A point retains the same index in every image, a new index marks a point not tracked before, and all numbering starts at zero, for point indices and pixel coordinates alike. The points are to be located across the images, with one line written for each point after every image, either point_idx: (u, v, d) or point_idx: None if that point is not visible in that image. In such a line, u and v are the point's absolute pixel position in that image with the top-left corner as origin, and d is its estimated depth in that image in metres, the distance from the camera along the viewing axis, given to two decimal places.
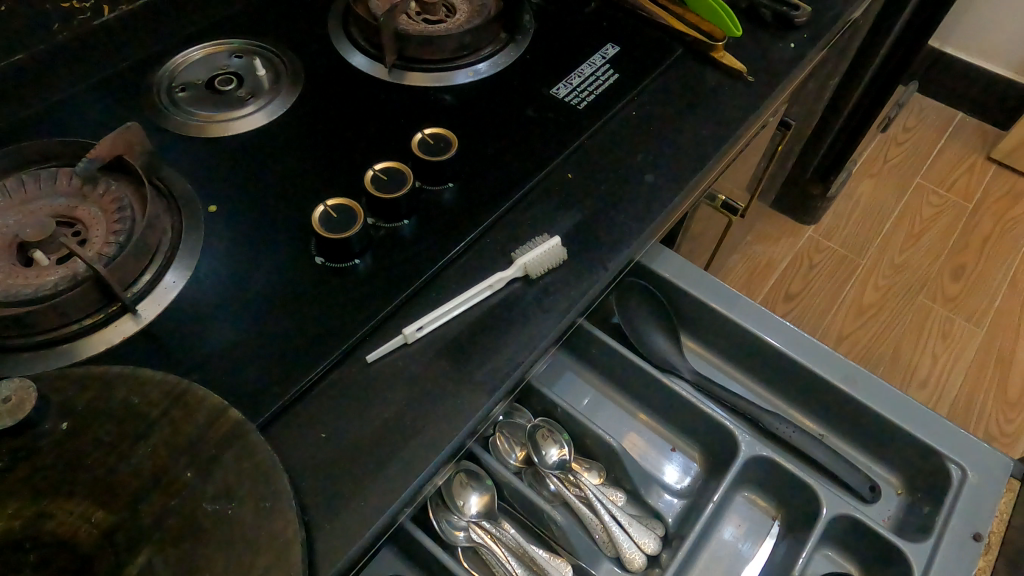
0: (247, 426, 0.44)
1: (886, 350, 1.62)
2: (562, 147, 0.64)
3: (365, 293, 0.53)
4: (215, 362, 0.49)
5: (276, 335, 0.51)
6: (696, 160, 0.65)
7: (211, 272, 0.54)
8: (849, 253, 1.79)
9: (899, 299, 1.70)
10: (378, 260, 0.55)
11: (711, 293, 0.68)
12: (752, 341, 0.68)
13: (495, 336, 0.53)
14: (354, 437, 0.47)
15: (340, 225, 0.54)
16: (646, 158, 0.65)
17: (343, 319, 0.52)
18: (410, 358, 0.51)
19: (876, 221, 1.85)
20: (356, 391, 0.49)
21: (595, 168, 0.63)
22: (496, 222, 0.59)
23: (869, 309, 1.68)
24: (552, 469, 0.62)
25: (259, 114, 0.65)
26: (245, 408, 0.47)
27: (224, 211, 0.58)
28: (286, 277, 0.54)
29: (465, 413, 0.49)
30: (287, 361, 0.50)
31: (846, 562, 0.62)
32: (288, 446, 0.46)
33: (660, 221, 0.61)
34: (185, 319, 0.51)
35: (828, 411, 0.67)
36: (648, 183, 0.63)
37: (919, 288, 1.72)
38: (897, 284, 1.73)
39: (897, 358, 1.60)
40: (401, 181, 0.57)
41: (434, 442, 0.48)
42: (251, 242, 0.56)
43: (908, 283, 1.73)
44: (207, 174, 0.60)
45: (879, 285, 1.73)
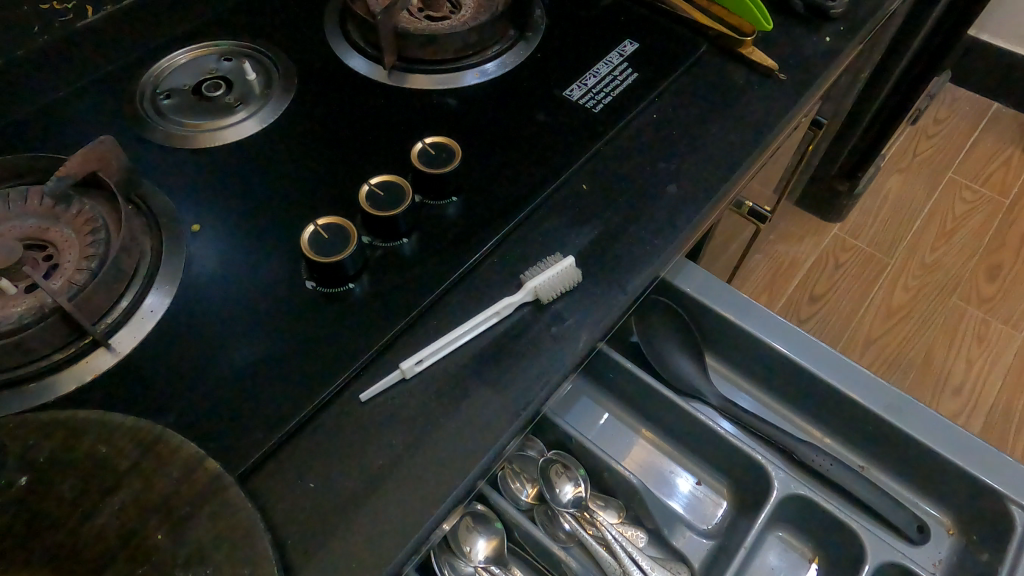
0: (225, 478, 0.39)
1: (918, 354, 1.54)
2: (576, 155, 0.59)
3: (360, 322, 0.49)
4: (194, 401, 0.45)
5: (262, 370, 0.46)
6: (723, 169, 0.59)
7: (193, 299, 0.50)
8: (877, 252, 1.71)
9: (931, 301, 1.63)
10: (375, 284, 0.51)
11: (739, 311, 0.62)
12: (783, 362, 0.62)
13: (503, 369, 0.48)
14: (346, 486, 0.43)
15: (332, 247, 0.49)
16: (668, 167, 0.59)
17: (337, 351, 0.47)
18: (408, 395, 0.46)
19: (906, 218, 1.77)
20: (348, 433, 0.45)
21: (613, 178, 0.58)
22: (504, 240, 0.54)
23: (899, 312, 1.61)
24: (567, 507, 0.57)
25: (249, 122, 0.60)
26: (227, 454, 0.43)
27: (210, 229, 0.54)
28: (275, 304, 0.49)
29: (470, 459, 0.44)
30: (272, 399, 0.45)
31: None
32: (273, 497, 0.42)
33: (684, 237, 0.55)
34: (164, 352, 0.47)
35: (868, 441, 0.61)
36: (671, 195, 0.57)
37: (952, 289, 1.65)
38: (928, 285, 1.65)
39: (929, 363, 1.53)
40: (400, 196, 0.52)
41: (434, 492, 0.43)
42: (236, 264, 0.51)
43: (941, 284, 1.65)
44: (192, 190, 0.56)
45: (910, 286, 1.65)
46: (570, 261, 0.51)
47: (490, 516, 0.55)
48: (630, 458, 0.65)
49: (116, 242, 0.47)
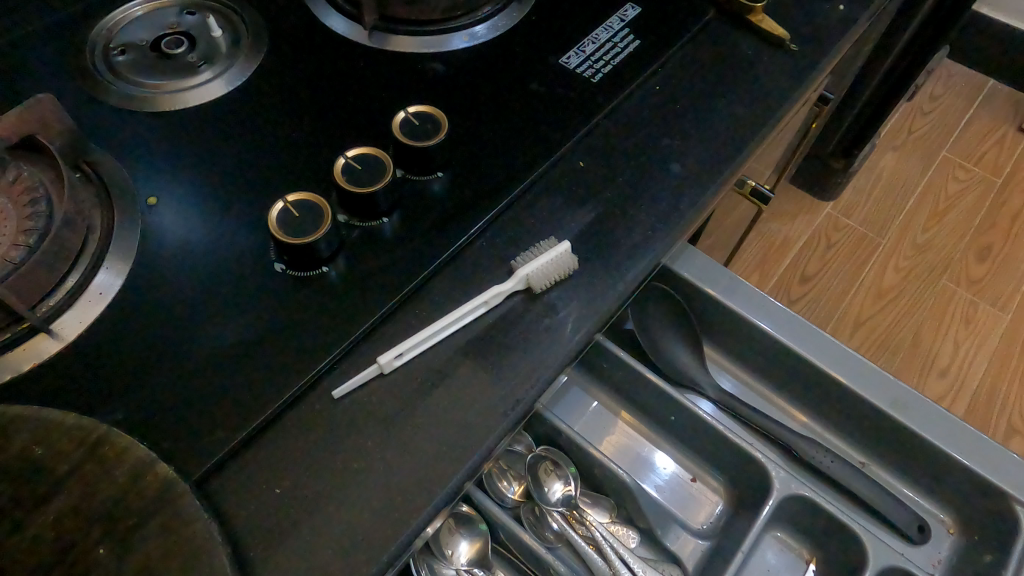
0: (179, 485, 0.35)
1: (906, 336, 1.53)
2: (573, 129, 0.54)
3: (335, 309, 0.44)
4: (149, 395, 0.41)
5: (225, 361, 0.42)
6: (729, 147, 0.55)
7: (148, 280, 0.45)
8: (870, 232, 1.69)
9: (921, 282, 1.61)
10: (352, 267, 0.46)
11: (741, 299, 0.59)
12: (785, 354, 0.59)
13: (492, 363, 0.44)
14: (318, 492, 0.39)
15: (303, 226, 0.44)
16: (672, 144, 0.55)
17: (309, 342, 0.43)
18: (388, 391, 0.42)
19: (899, 197, 1.75)
20: (320, 433, 0.41)
21: (612, 155, 0.54)
22: (494, 221, 0.49)
23: (889, 293, 1.59)
24: (555, 507, 0.54)
25: (213, 84, 0.55)
26: (183, 454, 0.39)
27: (168, 203, 0.48)
28: (240, 288, 0.45)
29: (453, 462, 0.40)
30: (236, 394, 0.41)
31: None
32: (235, 504, 0.38)
33: (687, 221, 0.51)
34: (115, 339, 0.42)
35: (871, 438, 0.59)
36: (675, 175, 0.53)
37: (943, 270, 1.63)
38: (919, 266, 1.63)
39: (917, 345, 1.52)
40: (379, 170, 0.47)
41: (414, 498, 0.39)
42: (199, 243, 0.47)
43: (932, 265, 1.64)
44: (149, 158, 0.50)
45: (900, 266, 1.63)
46: (565, 246, 0.47)
47: (474, 517, 0.52)
48: (606, 442, 0.62)
49: (60, 214, 0.42)
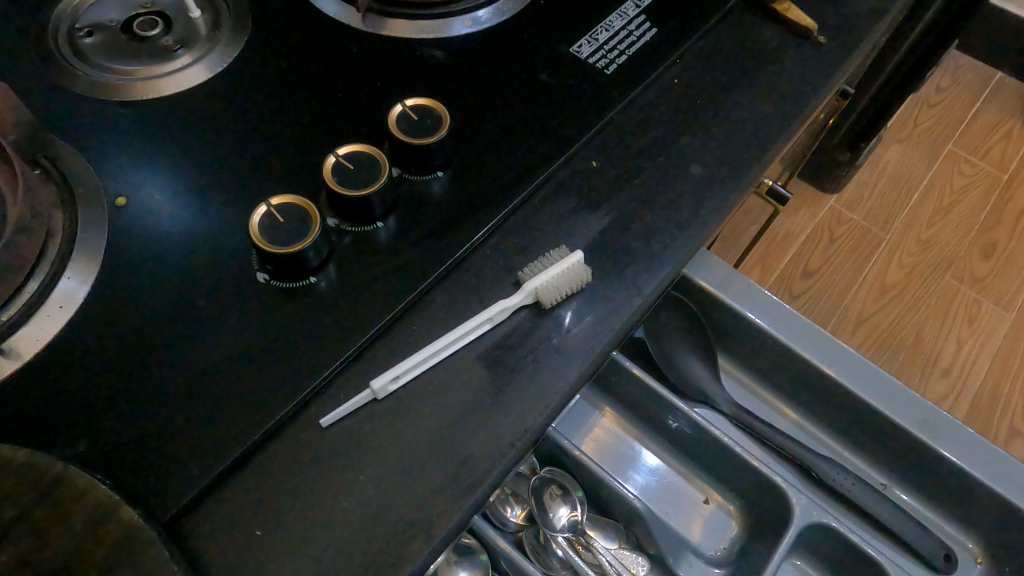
0: (146, 533, 0.31)
1: (908, 335, 1.51)
2: (585, 125, 0.50)
3: (323, 325, 0.40)
4: (113, 422, 0.36)
5: (200, 383, 0.38)
6: (752, 149, 0.51)
7: (114, 290, 0.40)
8: (873, 226, 1.66)
9: (925, 279, 1.58)
10: (343, 277, 0.42)
11: (761, 310, 0.55)
12: (806, 369, 0.55)
13: (497, 386, 0.40)
14: (302, 534, 0.35)
15: (287, 232, 0.40)
16: (690, 144, 0.51)
17: (294, 362, 0.39)
18: (382, 418, 0.38)
19: (903, 191, 1.71)
20: (306, 465, 0.37)
21: (626, 155, 0.49)
22: (499, 227, 0.45)
23: (892, 290, 1.56)
24: (561, 532, 0.52)
25: (189, 71, 0.50)
26: (152, 492, 0.34)
27: (139, 202, 0.44)
28: (217, 299, 0.40)
29: (453, 500, 0.36)
30: (212, 422, 0.37)
31: None
32: (209, 547, 0.34)
33: (707, 229, 0.48)
34: (75, 358, 0.38)
35: (893, 459, 0.55)
36: (694, 178, 0.49)
37: (947, 267, 1.60)
38: (922, 263, 1.60)
39: (919, 344, 1.49)
40: (373, 169, 0.42)
41: (409, 541, 0.35)
42: (170, 246, 0.42)
43: (935, 261, 1.61)
44: (118, 151, 0.46)
45: (903, 263, 1.60)
46: (578, 255, 0.43)
47: (475, 549, 0.50)
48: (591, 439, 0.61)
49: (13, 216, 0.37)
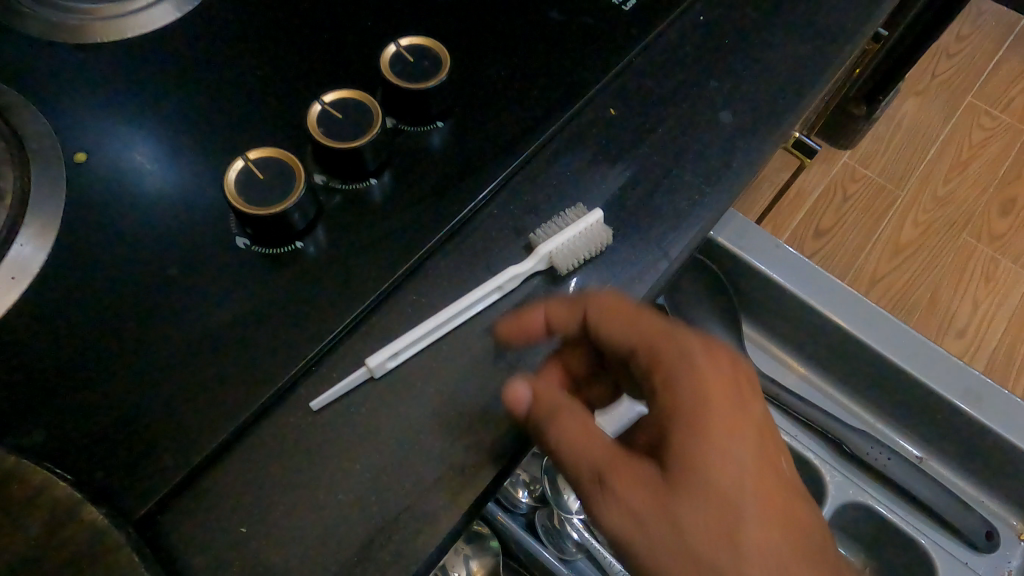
0: (111, 536, 0.27)
1: (923, 294, 1.40)
2: (602, 68, 0.45)
3: (311, 294, 0.36)
4: (77, 407, 0.32)
5: (173, 363, 0.33)
6: (787, 94, 0.46)
7: (72, 257, 0.35)
8: (890, 182, 1.53)
9: (942, 237, 1.46)
10: (333, 241, 0.37)
11: (787, 271, 0.52)
12: (835, 333, 0.52)
13: (508, 362, 0.36)
14: (293, 529, 0.31)
15: (267, 190, 0.35)
16: (719, 89, 0.45)
17: (279, 338, 0.34)
18: (380, 399, 0.34)
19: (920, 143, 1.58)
20: (296, 452, 0.33)
21: (646, 102, 0.44)
22: (507, 183, 0.40)
23: (907, 248, 1.45)
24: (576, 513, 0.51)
25: (154, 11, 0.44)
26: (121, 486, 0.30)
27: (99, 157, 0.38)
28: (190, 267, 0.35)
29: (462, 489, 0.33)
30: (188, 407, 0.32)
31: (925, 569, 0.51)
32: (189, 544, 0.30)
33: (739, 184, 0.43)
34: (30, 335, 0.33)
35: (932, 431, 0.52)
36: (723, 127, 0.44)
37: (965, 224, 1.49)
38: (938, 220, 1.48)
39: (933, 303, 1.39)
40: (364, 118, 0.37)
41: (414, 536, 0.31)
42: (133, 207, 0.37)
43: (953, 218, 1.49)
44: (75, 101, 0.40)
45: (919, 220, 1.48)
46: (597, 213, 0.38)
47: (486, 536, 0.50)
48: None
49: None
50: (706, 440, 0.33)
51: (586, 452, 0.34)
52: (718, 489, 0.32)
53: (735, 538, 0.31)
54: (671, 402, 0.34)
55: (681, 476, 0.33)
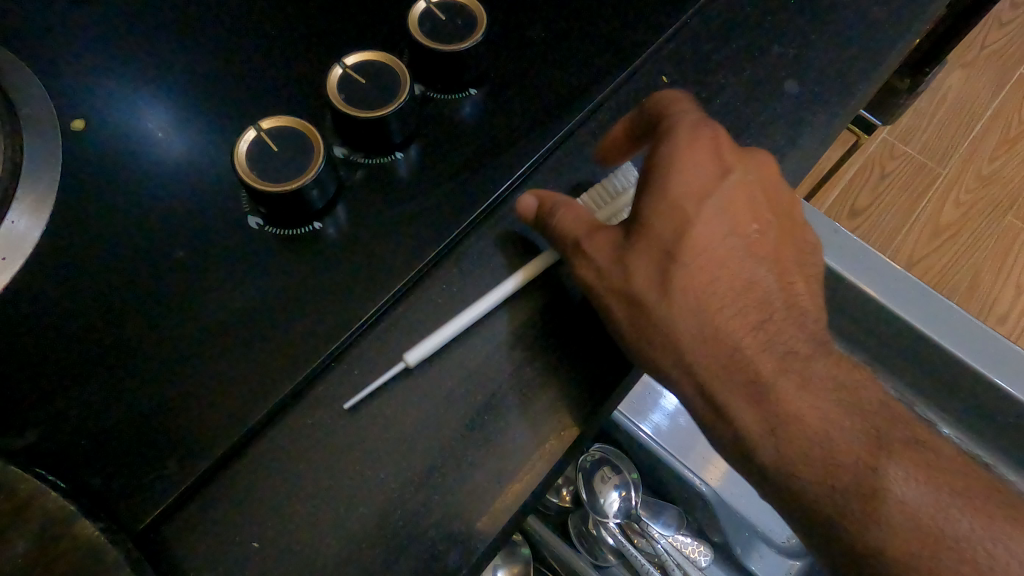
0: (110, 557, 0.24)
1: (962, 280, 1.16)
2: (655, 29, 0.40)
3: (331, 281, 0.32)
4: (76, 406, 0.29)
5: (179, 358, 0.30)
6: (861, 64, 0.41)
7: (69, 235, 0.32)
8: (930, 159, 1.24)
9: (984, 220, 1.20)
10: (355, 222, 0.34)
11: (844, 255, 0.49)
12: (892, 325, 0.50)
13: (549, 361, 0.33)
14: (314, 543, 0.29)
15: (283, 165, 0.31)
16: (784, 56, 0.41)
17: (296, 330, 0.31)
18: (409, 398, 0.31)
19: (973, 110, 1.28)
20: (316, 457, 0.30)
21: (703, 70, 0.40)
22: (547, 162, 0.37)
23: (947, 231, 1.19)
24: (612, 517, 0.52)
25: None
26: (125, 494, 0.28)
27: (94, 119, 0.34)
28: (199, 251, 0.32)
29: (498, 501, 0.30)
30: (197, 407, 0.29)
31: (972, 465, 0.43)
32: (200, 558, 0.28)
33: (802, 166, 0.39)
34: (24, 322, 0.30)
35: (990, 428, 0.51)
36: (787, 101, 0.40)
37: (1008, 207, 1.21)
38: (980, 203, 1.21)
39: (974, 287, 1.16)
40: (390, 85, 0.33)
41: (446, 552, 0.29)
42: (135, 178, 0.33)
43: (995, 200, 1.21)
44: (67, 52, 0.36)
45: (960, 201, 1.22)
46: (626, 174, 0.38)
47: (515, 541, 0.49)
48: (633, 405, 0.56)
49: None
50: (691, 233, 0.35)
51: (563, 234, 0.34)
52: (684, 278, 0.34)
53: (690, 303, 0.34)
54: (653, 187, 0.35)
55: (656, 252, 0.34)
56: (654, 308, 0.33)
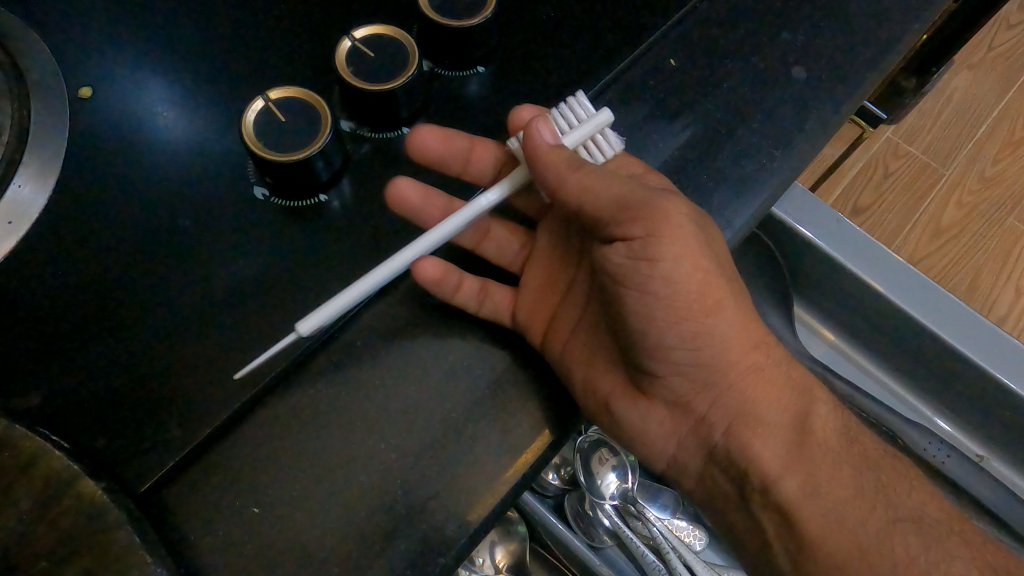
0: (110, 518, 0.24)
1: (964, 278, 1.14)
2: (665, 13, 0.40)
3: (337, 254, 0.33)
4: (80, 370, 0.29)
5: (182, 327, 0.30)
6: (870, 51, 0.41)
7: (76, 200, 0.32)
8: (934, 159, 1.24)
9: (988, 220, 1.19)
10: (360, 196, 0.34)
11: (842, 244, 0.50)
12: (892, 314, 0.50)
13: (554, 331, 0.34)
14: (311, 510, 0.29)
15: (290, 136, 0.31)
16: (792, 41, 0.41)
17: (300, 302, 0.31)
18: (410, 371, 0.32)
19: (979, 111, 1.27)
20: (318, 426, 0.30)
21: (712, 54, 0.40)
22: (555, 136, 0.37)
23: (949, 230, 1.17)
24: (608, 499, 0.49)
25: None
26: (126, 456, 0.28)
27: (103, 85, 0.34)
28: (203, 221, 0.32)
29: (496, 475, 0.30)
30: (200, 376, 0.29)
31: (951, 454, 0.49)
32: (199, 521, 0.28)
33: (809, 151, 0.39)
34: (29, 286, 0.30)
35: (987, 423, 0.51)
36: (794, 86, 0.40)
37: (1013, 208, 1.20)
38: (984, 203, 1.20)
39: (976, 286, 1.14)
40: (399, 58, 0.33)
41: (443, 523, 0.29)
42: (142, 146, 0.33)
43: (1000, 202, 1.20)
44: (77, 18, 0.35)
45: (963, 200, 1.20)
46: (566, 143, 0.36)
47: (511, 521, 0.49)
48: None
49: None
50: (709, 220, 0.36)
51: (625, 191, 0.34)
52: (721, 257, 0.35)
53: (713, 260, 0.35)
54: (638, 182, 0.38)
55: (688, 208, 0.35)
56: (689, 244, 0.34)
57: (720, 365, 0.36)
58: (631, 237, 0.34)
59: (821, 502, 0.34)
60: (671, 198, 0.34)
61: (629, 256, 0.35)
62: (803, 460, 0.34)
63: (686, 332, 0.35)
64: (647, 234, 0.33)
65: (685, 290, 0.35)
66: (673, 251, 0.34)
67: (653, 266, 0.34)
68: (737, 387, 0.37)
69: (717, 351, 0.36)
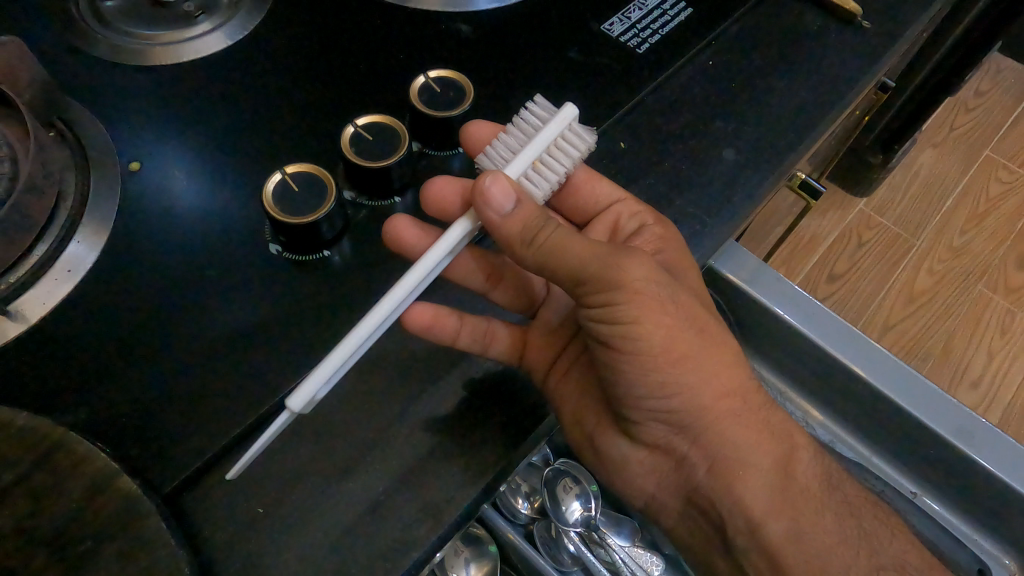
0: (143, 506, 0.30)
1: (935, 343, 1.20)
2: (615, 106, 0.48)
3: (336, 299, 0.39)
4: (118, 390, 0.35)
5: (204, 356, 0.36)
6: (789, 138, 0.49)
7: (123, 254, 0.38)
8: (903, 231, 1.31)
9: (958, 289, 1.25)
10: (357, 251, 0.41)
11: (791, 301, 0.56)
12: (828, 360, 0.56)
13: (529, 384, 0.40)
14: (305, 510, 0.34)
15: (301, 202, 0.38)
16: (723, 130, 0.49)
17: (302, 336, 0.38)
18: (395, 398, 0.37)
19: (944, 187, 1.36)
20: (315, 441, 0.36)
21: (655, 140, 0.48)
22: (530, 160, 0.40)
23: (920, 297, 1.24)
24: (573, 526, 0.53)
25: (208, 39, 0.46)
26: (153, 464, 0.33)
27: (150, 163, 0.42)
28: (226, 271, 0.39)
29: (464, 485, 0.36)
30: (218, 398, 0.35)
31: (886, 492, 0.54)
32: (210, 518, 0.33)
33: (737, 219, 0.46)
34: (82, 323, 0.36)
35: (924, 467, 0.56)
36: (724, 165, 0.47)
37: (979, 277, 1.26)
38: (952, 272, 1.27)
39: (947, 352, 1.19)
40: (392, 141, 0.41)
41: (419, 524, 0.35)
42: (179, 211, 0.40)
43: (967, 270, 1.27)
44: (133, 109, 0.43)
45: (934, 269, 1.27)
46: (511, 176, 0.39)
47: (483, 541, 0.53)
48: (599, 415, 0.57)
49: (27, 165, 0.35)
50: (673, 281, 0.41)
51: (587, 260, 0.38)
52: (682, 316, 0.40)
53: (680, 317, 0.40)
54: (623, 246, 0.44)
55: (657, 271, 0.40)
56: (655, 303, 0.39)
57: (688, 411, 0.41)
58: (597, 304, 0.39)
59: (773, 529, 0.39)
60: (632, 264, 0.39)
61: (598, 319, 0.40)
62: (755, 493, 0.40)
63: (652, 380, 0.39)
64: (607, 303, 0.38)
65: (644, 343, 0.39)
66: (631, 313, 0.38)
67: (614, 325, 0.39)
68: (707, 427, 0.41)
69: (682, 398, 0.40)
